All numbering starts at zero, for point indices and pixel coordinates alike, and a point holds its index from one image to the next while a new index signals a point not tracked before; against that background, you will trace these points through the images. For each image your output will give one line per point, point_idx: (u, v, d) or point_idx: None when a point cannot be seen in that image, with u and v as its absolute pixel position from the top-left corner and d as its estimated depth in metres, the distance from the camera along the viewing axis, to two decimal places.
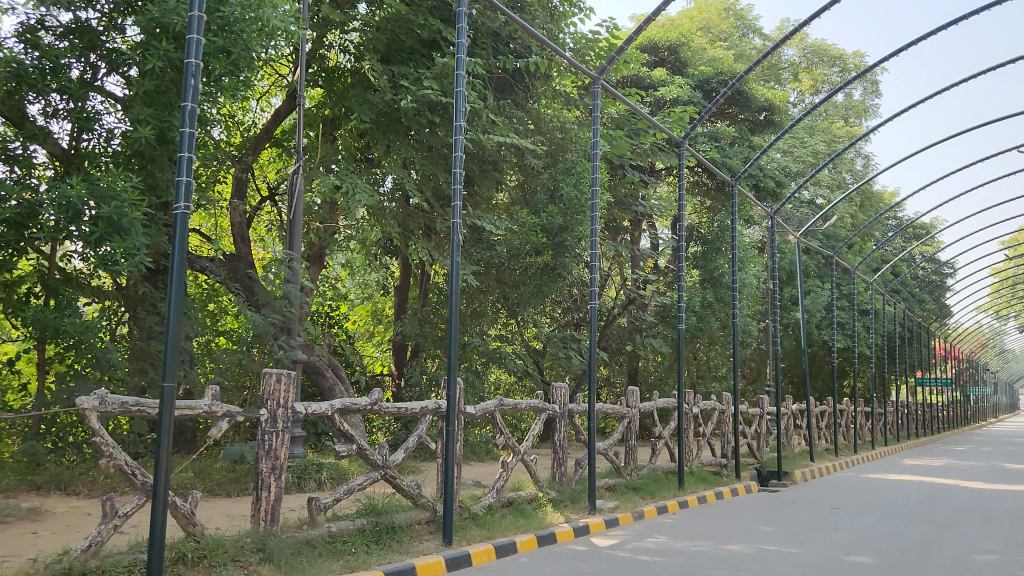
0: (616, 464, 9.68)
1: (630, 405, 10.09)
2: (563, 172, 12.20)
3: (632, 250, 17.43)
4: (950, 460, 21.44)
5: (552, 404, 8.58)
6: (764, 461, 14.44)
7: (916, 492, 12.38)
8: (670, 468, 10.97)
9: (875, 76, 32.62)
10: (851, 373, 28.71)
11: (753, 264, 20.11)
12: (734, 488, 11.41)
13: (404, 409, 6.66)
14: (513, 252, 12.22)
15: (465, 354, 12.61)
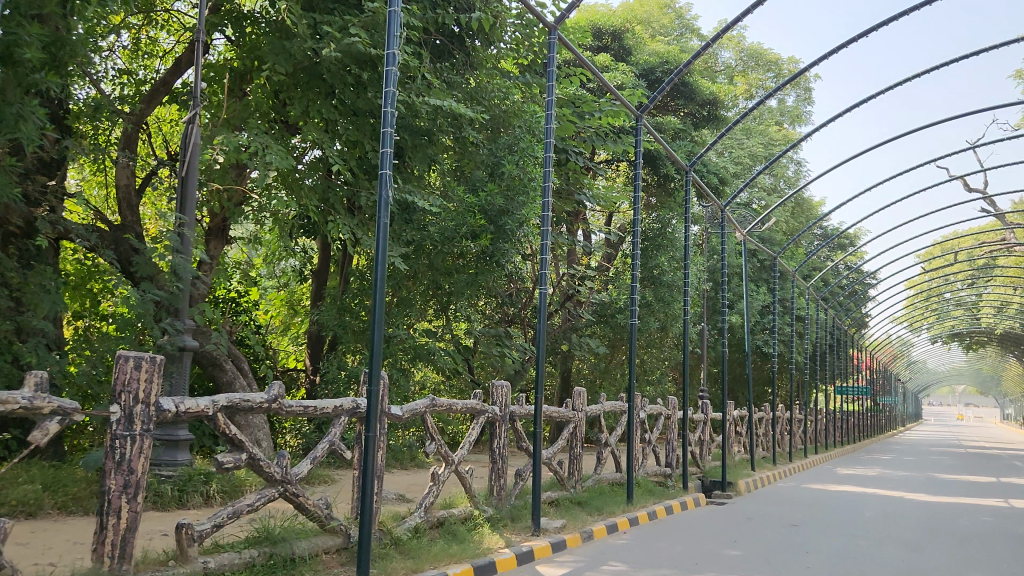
0: (560, 476, 8.50)
1: (576, 408, 8.95)
2: (507, 149, 11.18)
3: (572, 242, 16.42)
4: (882, 469, 21.18)
5: (491, 406, 7.34)
6: (707, 470, 13.57)
7: (869, 507, 11.67)
8: (615, 479, 9.91)
9: (808, 83, 32.66)
10: (780, 379, 28.45)
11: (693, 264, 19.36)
12: (683, 502, 10.40)
13: (314, 408, 5.30)
14: (448, 236, 10.80)
15: (389, 348, 11.28)
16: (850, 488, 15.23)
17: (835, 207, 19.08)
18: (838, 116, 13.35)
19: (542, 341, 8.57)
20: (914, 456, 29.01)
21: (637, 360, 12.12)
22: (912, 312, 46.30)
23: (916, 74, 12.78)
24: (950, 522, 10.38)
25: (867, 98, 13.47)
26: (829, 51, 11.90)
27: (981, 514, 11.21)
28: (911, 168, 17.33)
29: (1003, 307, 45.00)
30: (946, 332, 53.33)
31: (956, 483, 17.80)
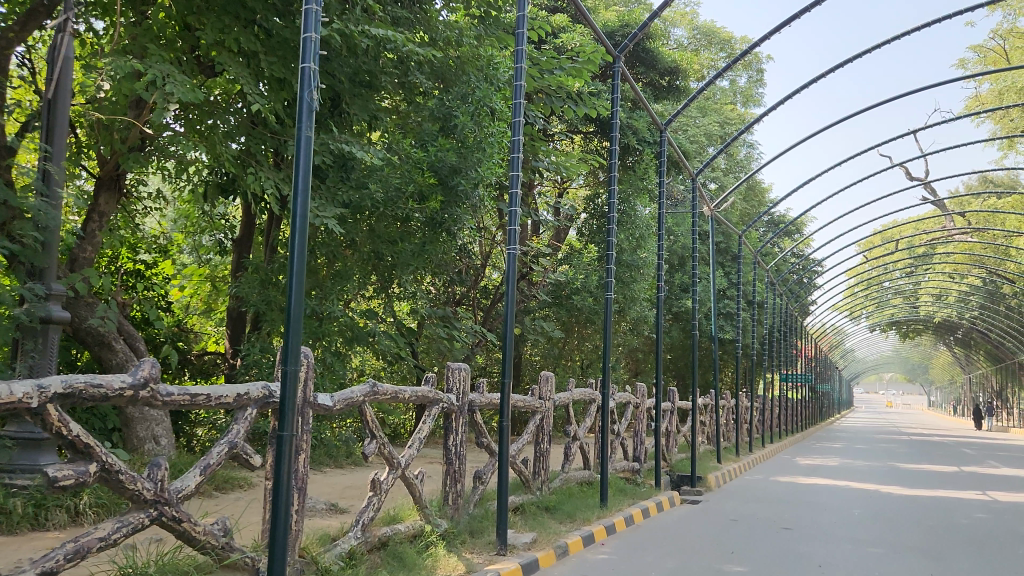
0: (524, 478, 7.17)
1: (543, 396, 7.64)
2: (460, 99, 9.69)
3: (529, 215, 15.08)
4: (841, 458, 20.56)
5: (446, 393, 5.96)
6: (675, 463, 12.48)
7: (853, 504, 10.74)
8: (585, 477, 8.65)
9: (760, 64, 31.89)
10: (731, 366, 27.71)
11: (652, 243, 18.26)
12: (657, 503, 9.24)
13: (209, 397, 3.78)
14: (391, 194, 9.34)
15: (324, 329, 9.81)
16: (821, 480, 14.37)
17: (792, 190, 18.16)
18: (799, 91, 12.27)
19: (510, 291, 7.06)
20: (862, 444, 28.68)
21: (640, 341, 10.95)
22: (853, 301, 46.35)
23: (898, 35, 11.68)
24: (948, 523, 9.47)
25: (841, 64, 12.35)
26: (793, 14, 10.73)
27: (974, 511, 10.36)
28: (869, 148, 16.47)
29: (941, 295, 45.41)
30: (884, 320, 53.84)
31: (920, 472, 17.17)
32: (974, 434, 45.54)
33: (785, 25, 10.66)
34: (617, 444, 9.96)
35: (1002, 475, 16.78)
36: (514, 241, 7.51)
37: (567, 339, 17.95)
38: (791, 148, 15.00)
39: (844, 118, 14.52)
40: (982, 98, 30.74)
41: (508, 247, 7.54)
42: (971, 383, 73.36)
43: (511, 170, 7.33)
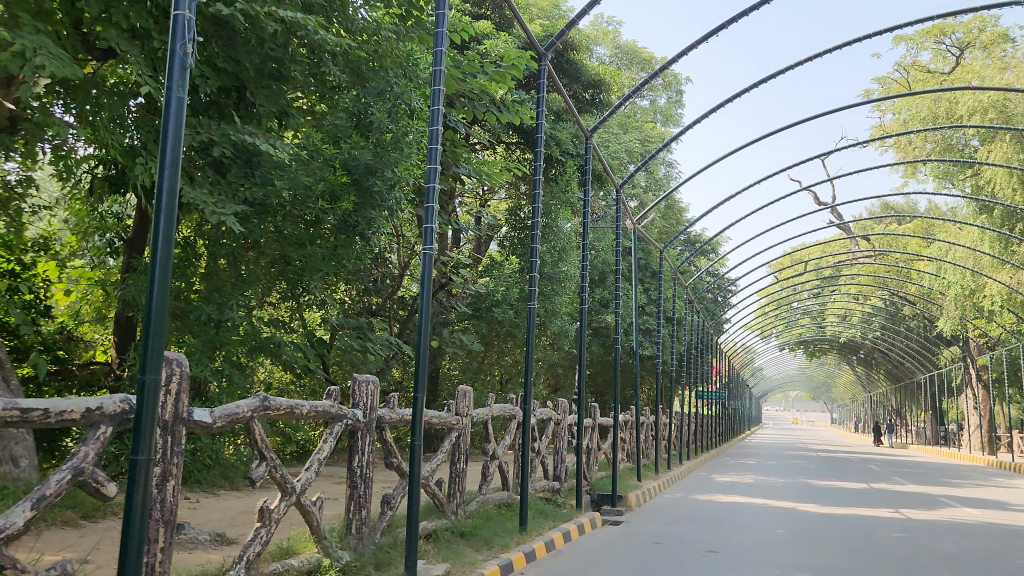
0: (437, 501, 6.61)
1: (461, 412, 7.08)
2: (376, 95, 9.16)
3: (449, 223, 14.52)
4: (756, 475, 20.66)
5: (352, 409, 5.34)
6: (595, 482, 12.09)
7: (775, 524, 10.54)
8: (503, 499, 8.13)
9: (679, 85, 32.31)
10: (649, 383, 27.71)
11: (573, 257, 17.95)
12: (579, 525, 8.79)
13: (55, 411, 3.11)
14: (299, 193, 8.64)
15: (222, 338, 9.10)
16: (740, 499, 14.22)
17: (709, 209, 18.12)
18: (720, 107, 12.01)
19: (427, 283, 6.43)
20: (774, 461, 29.08)
21: (566, 349, 10.64)
22: (764, 320, 47.41)
23: (820, 53, 11.66)
24: (869, 543, 9.33)
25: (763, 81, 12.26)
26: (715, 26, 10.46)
27: (892, 530, 10.30)
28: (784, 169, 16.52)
29: (847, 316, 46.98)
30: (793, 340, 55.37)
31: (833, 489, 17.32)
32: (876, 451, 47.14)
33: (707, 35, 10.34)
34: (537, 463, 9.48)
35: (910, 492, 17.08)
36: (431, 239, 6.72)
37: (486, 353, 17.43)
38: (709, 165, 14.87)
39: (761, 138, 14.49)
40: (887, 127, 31.91)
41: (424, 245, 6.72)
42: (872, 401, 76.32)
43: (429, 165, 6.81)
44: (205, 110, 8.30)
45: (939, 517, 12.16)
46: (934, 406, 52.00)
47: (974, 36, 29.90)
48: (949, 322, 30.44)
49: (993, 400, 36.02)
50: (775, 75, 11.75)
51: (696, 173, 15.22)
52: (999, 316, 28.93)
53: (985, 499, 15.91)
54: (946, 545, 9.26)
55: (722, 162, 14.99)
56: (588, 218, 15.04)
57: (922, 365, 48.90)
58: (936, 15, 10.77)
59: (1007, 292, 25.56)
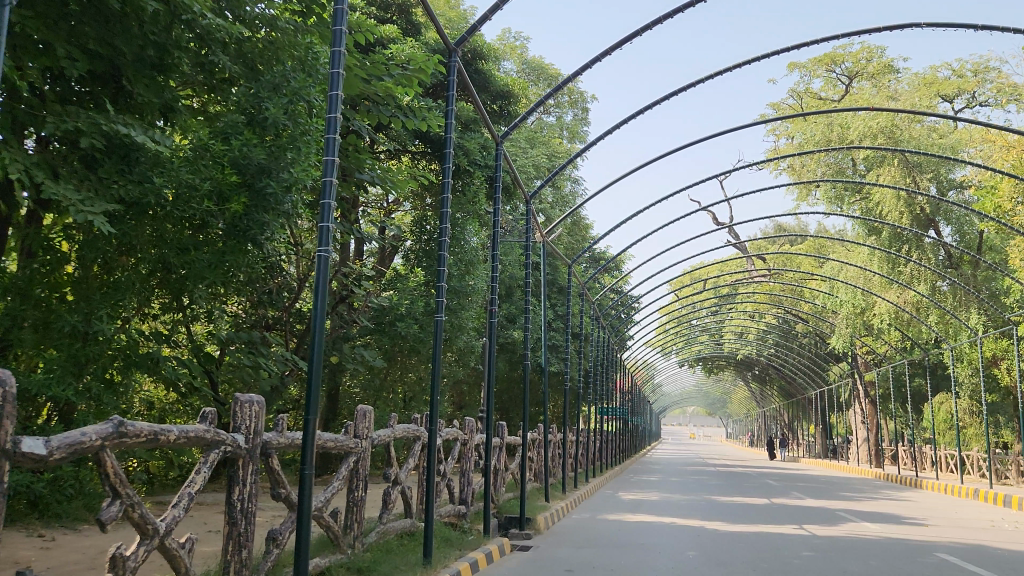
0: (332, 533, 5.98)
1: (360, 434, 6.45)
2: (271, 89, 8.44)
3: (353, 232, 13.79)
4: (661, 492, 20.65)
5: (232, 433, 4.67)
6: (503, 504, 11.59)
7: (686, 545, 10.32)
8: (406, 527, 7.54)
9: (585, 103, 32.54)
10: (554, 400, 27.53)
11: (480, 270, 17.49)
12: (486, 553, 8.26)
13: None
14: (181, 192, 7.83)
15: (91, 355, 8.15)
16: (647, 517, 14.02)
17: (612, 227, 18.16)
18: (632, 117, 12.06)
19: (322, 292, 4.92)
20: (676, 477, 29.35)
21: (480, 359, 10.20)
22: (665, 338, 48.26)
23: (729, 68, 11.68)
24: (779, 563, 9.20)
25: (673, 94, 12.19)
26: (627, 34, 10.37)
27: (800, 548, 10.24)
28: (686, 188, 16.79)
29: (743, 333, 48.37)
30: (692, 357, 56.62)
31: (735, 505, 17.43)
32: (769, 465, 48.59)
33: (621, 42, 10.24)
34: (444, 485, 8.93)
35: (808, 507, 17.35)
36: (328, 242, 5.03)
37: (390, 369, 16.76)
38: (616, 179, 14.95)
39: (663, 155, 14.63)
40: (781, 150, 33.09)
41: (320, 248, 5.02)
42: (765, 416, 79.00)
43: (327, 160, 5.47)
44: (76, 98, 7.52)
45: (840, 533, 12.26)
46: (823, 421, 54.15)
47: (862, 66, 31.49)
48: (840, 340, 31.62)
49: (878, 415, 37.67)
50: (684, 89, 11.85)
51: (602, 189, 15.22)
52: (886, 334, 30.25)
53: (880, 513, 16.30)
54: (853, 564, 9.23)
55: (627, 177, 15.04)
56: (497, 230, 14.64)
57: (812, 381, 50.85)
58: (840, 35, 10.97)
59: (895, 311, 26.71)
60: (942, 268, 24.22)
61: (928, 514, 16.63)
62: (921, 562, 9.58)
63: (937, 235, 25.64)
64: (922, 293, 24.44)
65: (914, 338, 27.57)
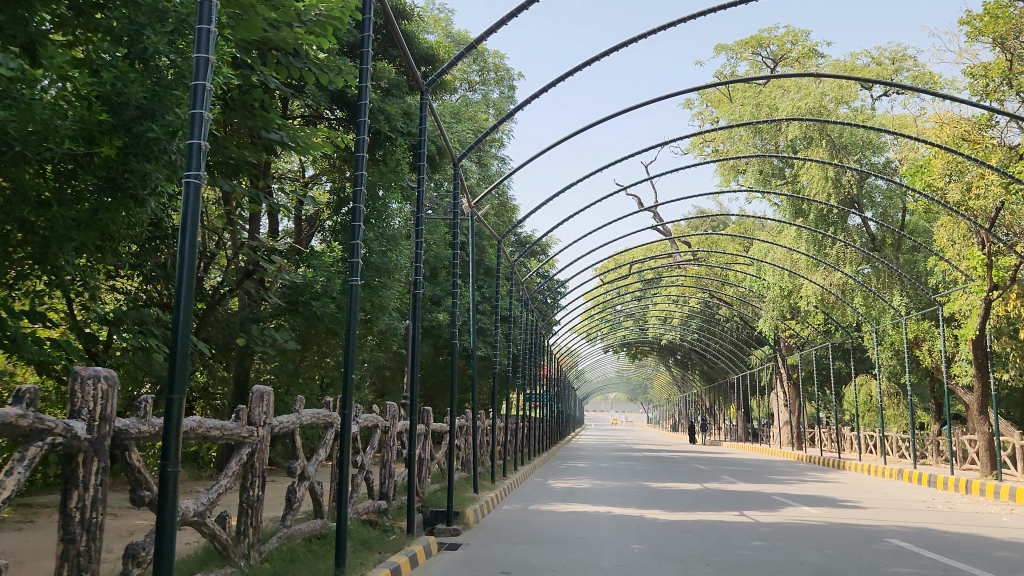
0: (219, 543, 4.86)
1: (256, 421, 5.31)
2: (150, 15, 7.13)
3: (261, 200, 12.41)
4: (591, 479, 19.96)
5: (71, 420, 3.60)
6: (428, 497, 10.56)
7: (629, 538, 9.51)
8: (316, 530, 6.43)
9: (511, 80, 31.51)
10: (480, 386, 26.57)
11: (402, 248, 16.32)
12: (412, 556, 7.22)
13: None
14: (36, 133, 6.57)
15: None
16: (582, 507, 13.22)
17: (531, 210, 17.20)
18: (555, 81, 11.32)
19: (191, 232, 3.85)
20: (603, 463, 28.87)
21: (412, 334, 9.13)
22: (590, 324, 47.77)
23: (671, 23, 10.88)
24: (732, 555, 8.48)
25: (611, 51, 11.30)
26: None
27: (750, 538, 9.54)
28: (605, 167, 15.99)
29: (666, 318, 48.41)
30: (615, 343, 56.57)
31: (668, 491, 16.88)
32: (692, 449, 49.03)
33: None
34: (362, 479, 7.84)
35: (741, 491, 16.95)
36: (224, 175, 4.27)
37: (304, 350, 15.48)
38: (536, 154, 14.06)
39: (582, 130, 13.98)
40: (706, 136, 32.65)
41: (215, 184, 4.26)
42: (685, 401, 80.11)
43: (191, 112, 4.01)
44: None
45: (784, 519, 11.70)
46: (743, 405, 54.99)
47: (786, 50, 31.62)
48: (767, 321, 31.74)
49: (799, 398, 38.19)
50: (622, 46, 11.04)
51: (522, 164, 14.30)
52: (809, 316, 30.46)
53: (813, 496, 15.98)
54: (808, 553, 8.58)
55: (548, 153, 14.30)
56: (421, 204, 13.50)
57: (733, 365, 51.51)
58: None
59: (821, 293, 26.82)
60: (867, 250, 24.34)
61: (859, 495, 16.43)
62: (876, 549, 9.03)
63: (860, 220, 25.63)
64: (848, 274, 24.49)
65: (838, 321, 27.76)
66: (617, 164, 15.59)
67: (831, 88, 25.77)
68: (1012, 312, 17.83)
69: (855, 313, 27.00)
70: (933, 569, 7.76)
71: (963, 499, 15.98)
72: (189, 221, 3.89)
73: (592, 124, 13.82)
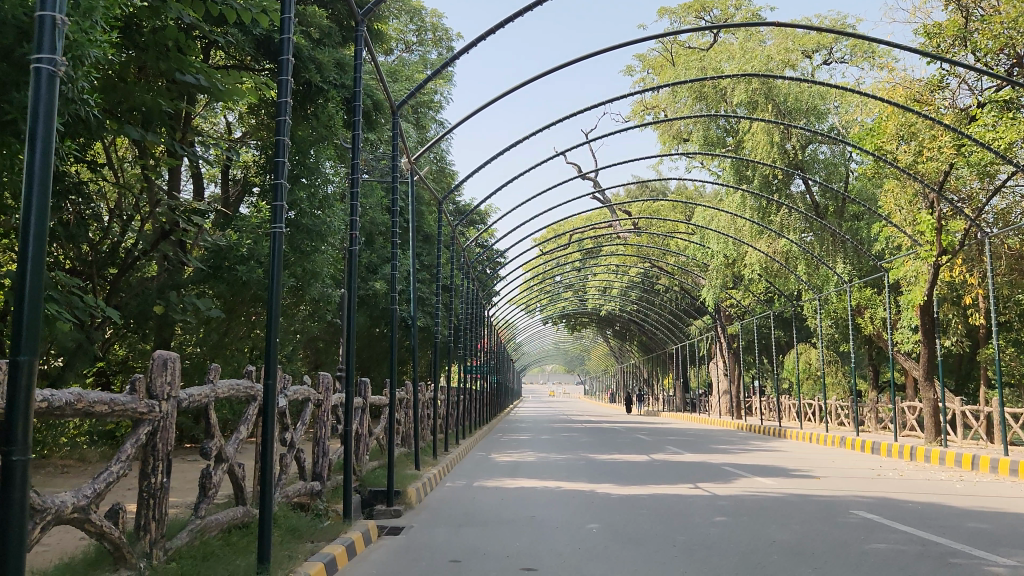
0: (110, 543, 3.94)
1: (159, 394, 4.39)
2: None
3: (179, 151, 11.21)
4: (535, 452, 19.36)
5: None
6: (366, 476, 9.71)
7: (583, 517, 8.80)
8: (235, 519, 5.52)
9: (450, 41, 30.26)
10: (420, 356, 25.69)
11: (336, 209, 15.24)
12: (349, 544, 6.37)
13: None
14: None
15: None
16: (530, 482, 12.57)
17: (471, 172, 15.89)
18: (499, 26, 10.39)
19: (42, 133, 3.09)
20: (545, 434, 28.45)
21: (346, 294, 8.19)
22: (529, 296, 47.17)
23: None
24: (695, 533, 7.83)
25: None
26: None
27: (712, 514, 8.97)
28: (552, 124, 14.78)
29: (606, 289, 48.10)
30: (555, 315, 56.23)
31: (615, 463, 16.40)
32: (631, 420, 49.22)
33: None
34: (291, 458, 6.94)
35: (689, 462, 16.57)
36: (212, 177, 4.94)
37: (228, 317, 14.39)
38: (479, 109, 13.08)
39: (525, 83, 12.74)
40: (647, 105, 32.60)
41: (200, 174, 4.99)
42: (622, 372, 80.77)
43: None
44: None
45: (740, 493, 11.19)
46: (680, 375, 55.46)
47: (728, 15, 31.20)
48: (710, 290, 31.69)
49: (737, 367, 38.46)
50: None
51: (464, 119, 13.15)
52: (751, 286, 30.42)
53: (762, 466, 15.68)
54: (775, 530, 7.99)
55: (491, 108, 13.03)
56: (355, 162, 12.47)
57: (672, 335, 51.77)
58: None
59: (765, 261, 26.84)
60: (811, 215, 24.36)
61: (807, 464, 16.21)
62: (842, 523, 8.51)
63: (802, 187, 25.83)
64: (792, 240, 24.43)
65: (780, 289, 27.81)
66: (563, 122, 14.70)
67: (776, 53, 25.42)
68: (958, 276, 18.13)
69: (798, 281, 27.06)
70: (909, 544, 7.23)
71: (909, 466, 15.92)
72: (40, 119, 3.10)
73: (537, 75, 12.58)
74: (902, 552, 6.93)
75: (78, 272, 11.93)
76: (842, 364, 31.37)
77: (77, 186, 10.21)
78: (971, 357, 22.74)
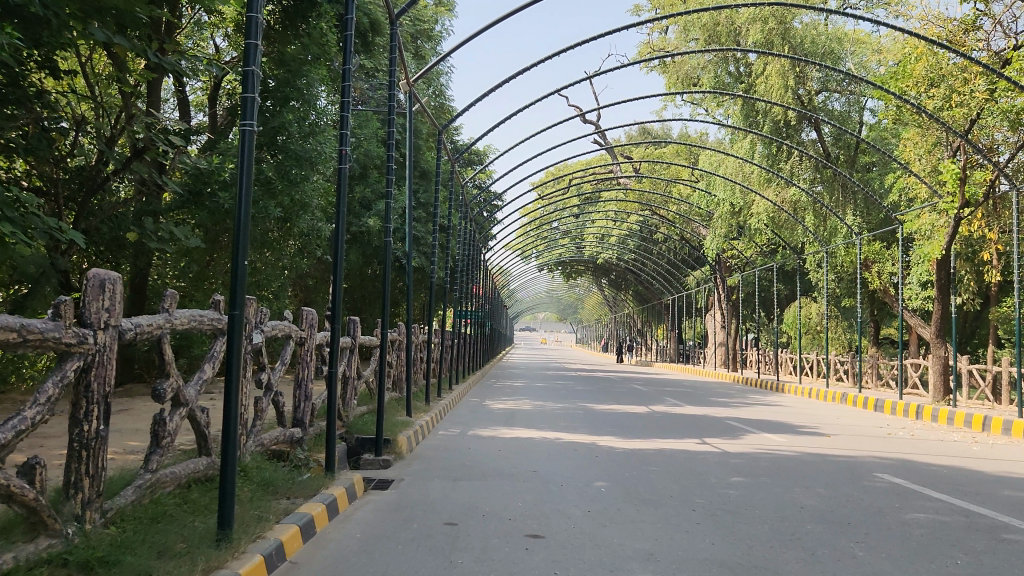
0: (25, 507, 3.15)
1: (94, 322, 3.55)
2: None
3: (160, 64, 10.18)
4: (531, 400, 18.67)
5: None
6: (353, 423, 8.95)
7: (588, 473, 8.04)
8: (197, 472, 4.73)
9: None
10: (414, 298, 24.89)
11: (327, 137, 14.18)
12: (328, 501, 5.58)
13: None
14: None
15: None
16: (528, 431, 11.86)
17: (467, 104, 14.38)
18: None
19: None
20: (539, 382, 27.85)
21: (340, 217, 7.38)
22: (525, 242, 46.21)
23: None
24: (711, 493, 7.08)
25: None
26: None
27: (728, 474, 8.25)
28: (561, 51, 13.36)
29: (605, 237, 47.15)
30: (551, 262, 55.37)
31: (614, 414, 15.72)
32: (624, 369, 48.84)
33: None
34: (266, 403, 6.14)
35: (691, 415, 15.90)
36: (253, 111, 4.57)
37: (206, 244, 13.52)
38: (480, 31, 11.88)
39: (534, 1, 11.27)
40: (654, 47, 31.37)
41: (243, 119, 4.53)
42: (615, 322, 80.26)
43: None
44: None
45: (752, 450, 10.46)
46: (675, 326, 54.87)
47: None
48: (712, 239, 30.85)
49: (735, 319, 37.80)
50: None
51: (463, 43, 11.96)
52: (756, 236, 29.57)
53: (767, 421, 15.00)
54: (799, 493, 7.24)
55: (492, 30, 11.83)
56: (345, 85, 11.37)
57: (669, 286, 50.98)
58: None
59: (772, 210, 25.97)
60: (824, 162, 23.39)
61: (813, 421, 15.54)
62: (870, 487, 7.75)
63: (814, 134, 24.73)
64: (801, 187, 23.55)
65: (786, 240, 26.98)
66: (573, 50, 13.50)
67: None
68: (977, 232, 17.17)
69: (806, 232, 26.21)
70: (952, 513, 6.49)
71: (919, 426, 15.27)
72: None
73: None
74: (946, 523, 6.19)
75: (45, 193, 11.10)
76: (843, 319, 30.73)
77: (39, 95, 9.23)
78: (981, 315, 22.02)
